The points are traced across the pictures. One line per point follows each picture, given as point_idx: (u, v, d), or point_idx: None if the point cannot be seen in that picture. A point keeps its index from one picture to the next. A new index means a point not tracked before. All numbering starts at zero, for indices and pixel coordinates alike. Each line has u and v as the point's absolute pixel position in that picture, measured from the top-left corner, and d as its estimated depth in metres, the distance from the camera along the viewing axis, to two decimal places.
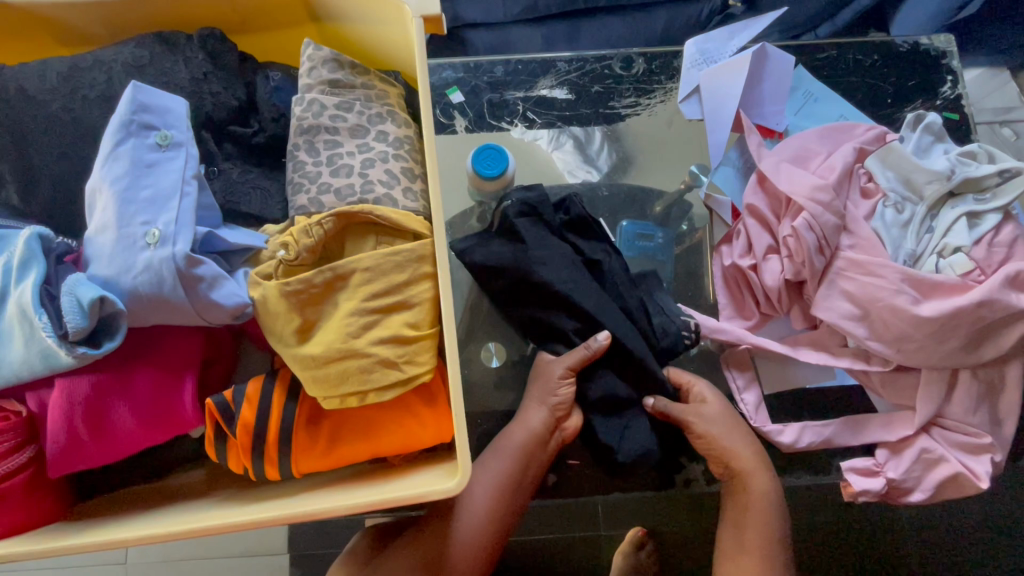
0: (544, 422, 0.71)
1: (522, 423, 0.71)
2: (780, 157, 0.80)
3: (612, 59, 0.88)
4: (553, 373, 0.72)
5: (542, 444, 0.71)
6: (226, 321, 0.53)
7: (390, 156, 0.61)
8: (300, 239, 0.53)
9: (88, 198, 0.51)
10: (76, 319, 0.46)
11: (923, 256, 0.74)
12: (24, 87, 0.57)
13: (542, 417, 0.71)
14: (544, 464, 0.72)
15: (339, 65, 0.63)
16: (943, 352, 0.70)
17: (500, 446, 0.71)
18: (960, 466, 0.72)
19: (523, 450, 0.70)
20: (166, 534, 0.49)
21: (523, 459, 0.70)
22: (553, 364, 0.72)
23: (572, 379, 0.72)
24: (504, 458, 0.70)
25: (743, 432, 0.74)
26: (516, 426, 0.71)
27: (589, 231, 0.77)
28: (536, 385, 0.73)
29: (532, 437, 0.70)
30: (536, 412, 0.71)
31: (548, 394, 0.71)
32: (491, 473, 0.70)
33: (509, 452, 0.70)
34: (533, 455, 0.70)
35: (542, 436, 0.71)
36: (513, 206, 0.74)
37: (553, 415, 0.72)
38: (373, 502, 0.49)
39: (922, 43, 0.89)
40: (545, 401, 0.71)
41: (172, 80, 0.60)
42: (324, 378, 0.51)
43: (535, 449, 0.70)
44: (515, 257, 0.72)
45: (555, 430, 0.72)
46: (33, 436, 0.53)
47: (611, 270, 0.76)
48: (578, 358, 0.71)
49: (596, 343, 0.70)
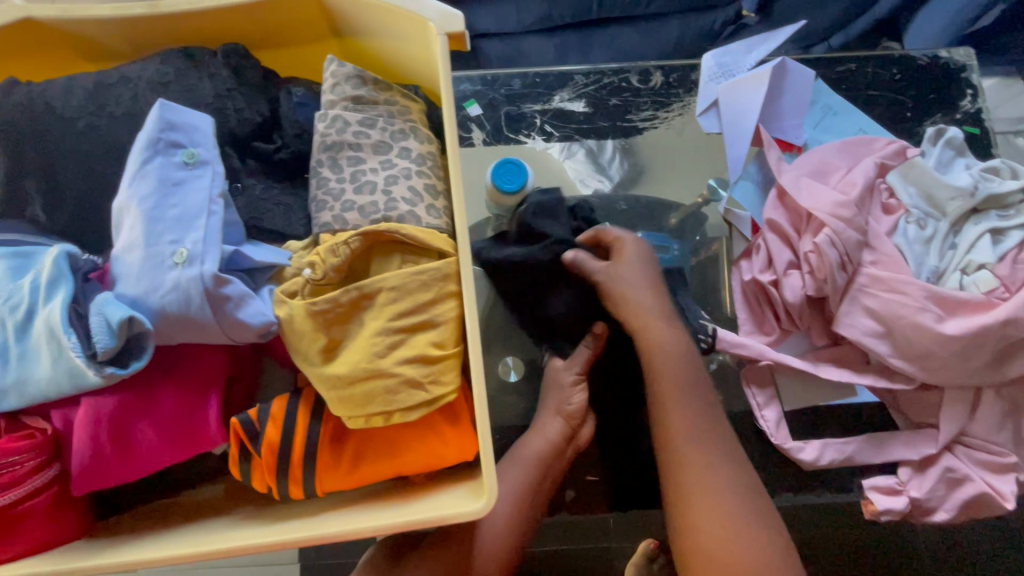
0: (560, 430, 0.73)
1: (539, 432, 0.73)
2: (799, 171, 0.79)
3: (629, 72, 0.88)
4: (565, 382, 0.75)
5: (559, 454, 0.73)
6: (252, 339, 0.52)
7: (413, 172, 0.61)
8: (328, 258, 0.53)
9: (115, 216, 0.51)
10: (105, 339, 0.46)
11: (946, 273, 0.73)
12: (51, 104, 0.57)
13: (558, 424, 0.73)
14: (560, 473, 0.73)
15: (363, 81, 0.63)
16: (966, 370, 0.70)
17: (515, 456, 0.73)
18: (985, 485, 0.71)
19: (540, 457, 0.72)
20: (191, 555, 0.49)
21: (539, 468, 0.72)
22: (563, 371, 0.75)
23: (583, 383, 0.75)
24: (518, 468, 0.71)
25: (652, 278, 0.75)
26: (532, 436, 0.73)
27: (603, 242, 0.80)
28: (550, 396, 0.74)
29: (550, 447, 0.72)
30: (552, 422, 0.73)
31: (561, 401, 0.74)
32: (510, 485, 0.71)
33: (524, 461, 0.72)
34: (550, 464, 0.72)
35: (559, 446, 0.73)
36: (529, 210, 0.75)
37: (567, 423, 0.74)
38: (398, 524, 0.49)
39: (941, 57, 0.89)
40: (561, 410, 0.74)
41: (196, 97, 0.60)
42: (349, 399, 0.51)
43: (552, 457, 0.73)
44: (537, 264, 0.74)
45: (571, 438, 0.74)
46: (57, 455, 0.53)
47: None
48: (586, 360, 0.76)
49: (601, 333, 0.76)
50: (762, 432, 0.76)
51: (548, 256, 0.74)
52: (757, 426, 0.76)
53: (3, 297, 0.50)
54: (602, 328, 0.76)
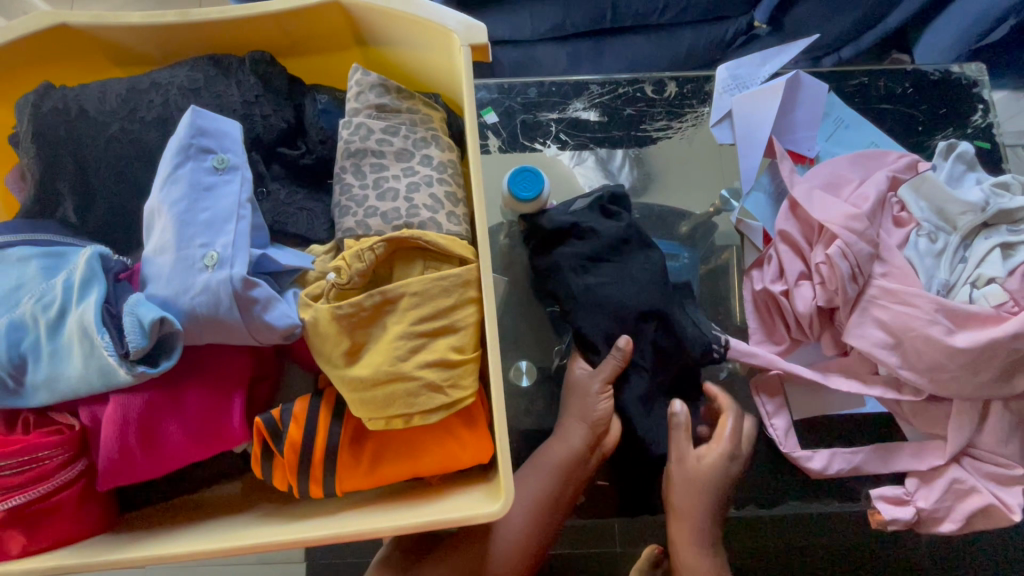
0: (585, 438, 0.72)
1: (562, 440, 0.73)
2: (812, 183, 0.80)
3: (645, 83, 0.89)
4: (589, 389, 0.73)
5: (582, 463, 0.72)
6: (276, 342, 0.54)
7: (434, 180, 0.62)
8: (353, 263, 0.54)
9: (148, 218, 0.53)
10: (137, 339, 0.47)
11: (956, 286, 0.74)
12: (84, 109, 0.59)
13: (582, 433, 0.72)
14: (583, 482, 0.73)
15: (386, 90, 0.64)
16: (976, 382, 0.71)
17: (538, 463, 0.73)
18: (993, 498, 0.72)
19: (562, 466, 0.71)
20: (214, 550, 0.50)
21: (562, 476, 0.71)
22: (587, 375, 0.74)
23: (608, 392, 0.73)
24: (542, 475, 0.71)
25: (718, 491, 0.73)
26: (556, 441, 0.73)
27: (624, 248, 0.77)
28: (573, 403, 0.74)
29: (574, 455, 0.71)
30: (577, 429, 0.72)
31: (586, 410, 0.73)
32: (532, 491, 0.70)
33: (547, 468, 0.72)
34: (573, 472, 0.72)
35: (584, 454, 0.72)
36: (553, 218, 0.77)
37: (592, 432, 0.72)
38: (416, 525, 0.50)
39: (952, 71, 0.90)
40: (585, 418, 0.73)
41: (225, 104, 0.62)
42: (371, 401, 0.52)
43: (575, 466, 0.72)
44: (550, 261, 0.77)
45: (596, 445, 0.73)
46: (83, 450, 0.54)
47: (640, 278, 0.75)
48: (611, 372, 0.73)
49: (623, 357, 0.73)
50: (771, 440, 0.78)
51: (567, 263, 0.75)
52: (766, 434, 0.77)
53: (37, 296, 0.52)
54: (624, 352, 0.73)
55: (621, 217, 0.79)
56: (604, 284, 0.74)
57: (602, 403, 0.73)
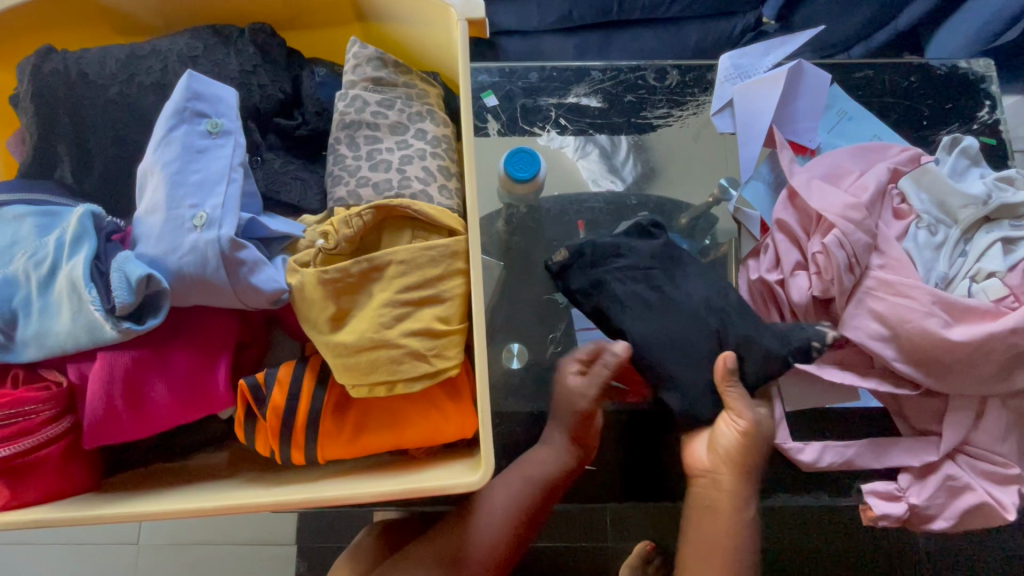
0: (568, 449, 0.72)
1: (545, 446, 0.73)
2: (812, 173, 0.79)
3: (646, 70, 0.88)
4: (580, 403, 0.71)
5: (566, 472, 0.72)
6: (264, 305, 0.54)
7: (428, 153, 0.62)
8: (341, 229, 0.54)
9: (141, 179, 0.53)
10: (124, 294, 0.48)
11: (955, 280, 0.73)
12: (84, 72, 0.59)
13: (566, 443, 0.73)
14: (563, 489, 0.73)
15: (383, 64, 0.64)
16: (971, 377, 0.70)
17: (520, 469, 0.73)
18: (987, 496, 0.71)
19: (541, 474, 0.71)
20: (192, 510, 0.50)
21: (544, 484, 0.71)
22: (577, 388, 0.71)
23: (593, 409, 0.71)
24: (520, 481, 0.72)
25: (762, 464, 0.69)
26: (540, 448, 0.73)
27: (665, 260, 0.74)
28: (561, 410, 0.72)
29: (555, 462, 0.72)
30: (562, 437, 0.73)
31: (576, 424, 0.72)
32: (506, 497, 0.71)
33: (526, 474, 0.72)
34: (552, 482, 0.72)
35: (565, 463, 0.72)
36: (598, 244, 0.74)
37: (577, 444, 0.73)
38: (396, 493, 0.49)
39: (960, 67, 0.89)
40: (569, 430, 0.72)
41: (223, 72, 0.62)
42: (354, 366, 0.52)
43: (558, 474, 0.72)
44: (589, 277, 0.73)
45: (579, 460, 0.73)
46: (71, 408, 0.55)
47: (678, 289, 0.71)
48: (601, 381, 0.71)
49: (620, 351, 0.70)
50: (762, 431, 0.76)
51: (614, 275, 0.72)
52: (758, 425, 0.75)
53: (29, 253, 0.53)
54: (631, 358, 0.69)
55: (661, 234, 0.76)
56: (637, 290, 0.71)
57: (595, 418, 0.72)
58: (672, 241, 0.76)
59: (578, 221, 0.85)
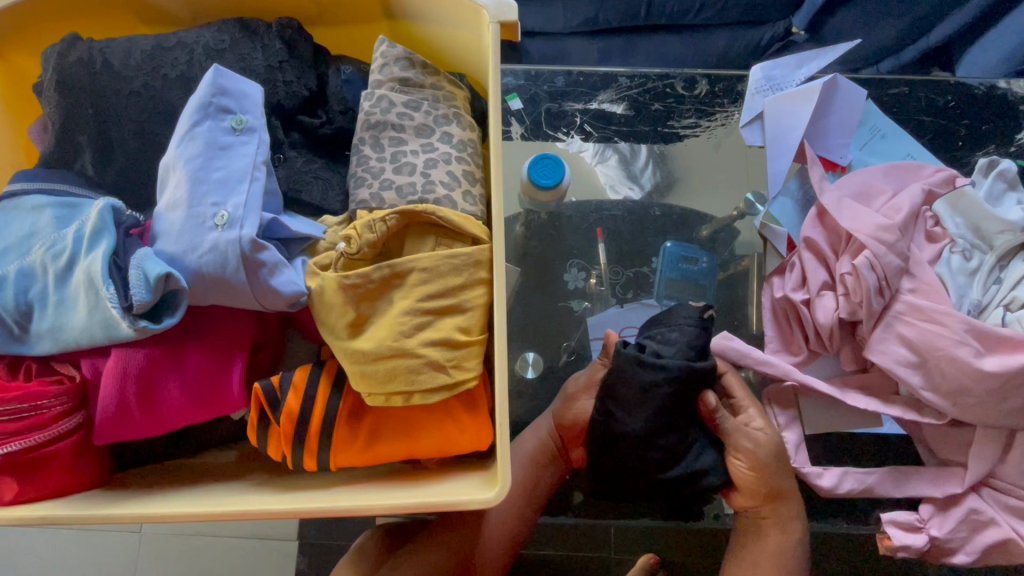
0: (552, 433, 0.76)
1: (532, 431, 0.76)
2: (842, 192, 0.77)
3: (675, 78, 0.86)
4: (569, 394, 0.74)
5: (551, 457, 0.76)
6: (281, 308, 0.53)
7: (453, 157, 0.61)
8: (363, 234, 0.53)
9: (163, 174, 0.53)
10: (141, 293, 0.47)
11: (988, 308, 0.71)
12: (109, 61, 0.58)
13: (551, 428, 0.75)
14: (555, 477, 0.76)
15: (411, 64, 0.63)
16: (1003, 410, 0.67)
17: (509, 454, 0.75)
18: (1011, 531, 0.69)
19: (531, 457, 0.75)
20: (198, 513, 0.49)
21: (534, 469, 0.75)
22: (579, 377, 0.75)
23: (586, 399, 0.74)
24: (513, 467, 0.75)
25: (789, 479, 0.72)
26: (528, 434, 0.76)
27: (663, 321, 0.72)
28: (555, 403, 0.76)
29: (541, 446, 0.75)
30: (549, 422, 0.76)
31: (563, 411, 0.74)
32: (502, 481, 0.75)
33: (518, 458, 0.74)
34: (543, 464, 0.75)
35: (550, 448, 0.76)
36: (618, 287, 0.82)
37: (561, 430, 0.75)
38: (407, 507, 0.48)
39: (999, 87, 0.86)
40: (559, 418, 0.74)
41: (249, 67, 0.61)
42: (372, 374, 0.51)
43: (542, 460, 0.75)
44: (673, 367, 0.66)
45: (563, 445, 0.76)
46: (83, 403, 0.54)
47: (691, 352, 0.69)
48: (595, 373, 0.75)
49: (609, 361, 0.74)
50: None
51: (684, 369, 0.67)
52: None
53: (47, 244, 0.52)
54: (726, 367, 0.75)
55: (662, 268, 0.82)
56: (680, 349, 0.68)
57: (580, 403, 0.73)
58: (686, 276, 0.82)
59: (599, 229, 0.84)
